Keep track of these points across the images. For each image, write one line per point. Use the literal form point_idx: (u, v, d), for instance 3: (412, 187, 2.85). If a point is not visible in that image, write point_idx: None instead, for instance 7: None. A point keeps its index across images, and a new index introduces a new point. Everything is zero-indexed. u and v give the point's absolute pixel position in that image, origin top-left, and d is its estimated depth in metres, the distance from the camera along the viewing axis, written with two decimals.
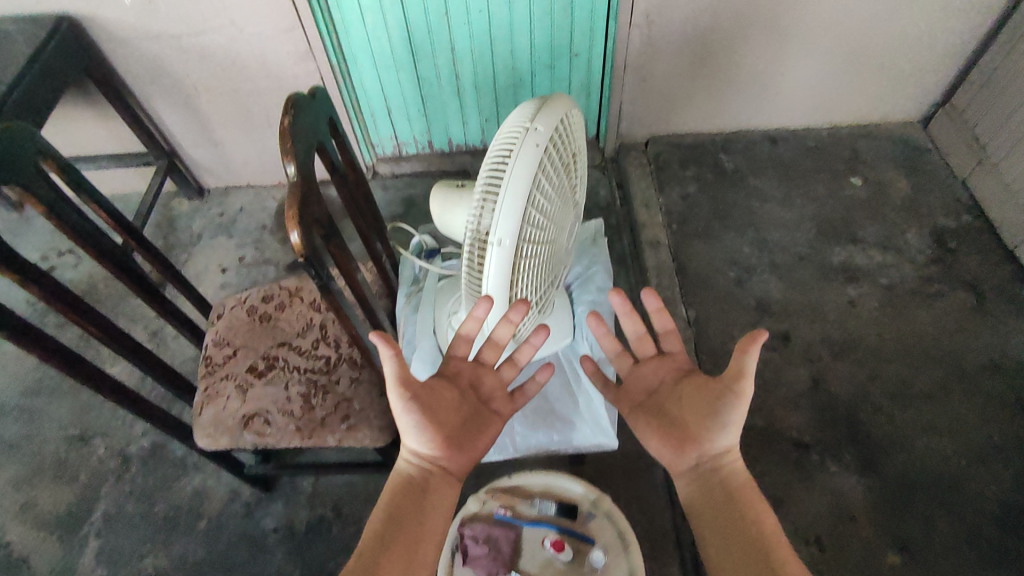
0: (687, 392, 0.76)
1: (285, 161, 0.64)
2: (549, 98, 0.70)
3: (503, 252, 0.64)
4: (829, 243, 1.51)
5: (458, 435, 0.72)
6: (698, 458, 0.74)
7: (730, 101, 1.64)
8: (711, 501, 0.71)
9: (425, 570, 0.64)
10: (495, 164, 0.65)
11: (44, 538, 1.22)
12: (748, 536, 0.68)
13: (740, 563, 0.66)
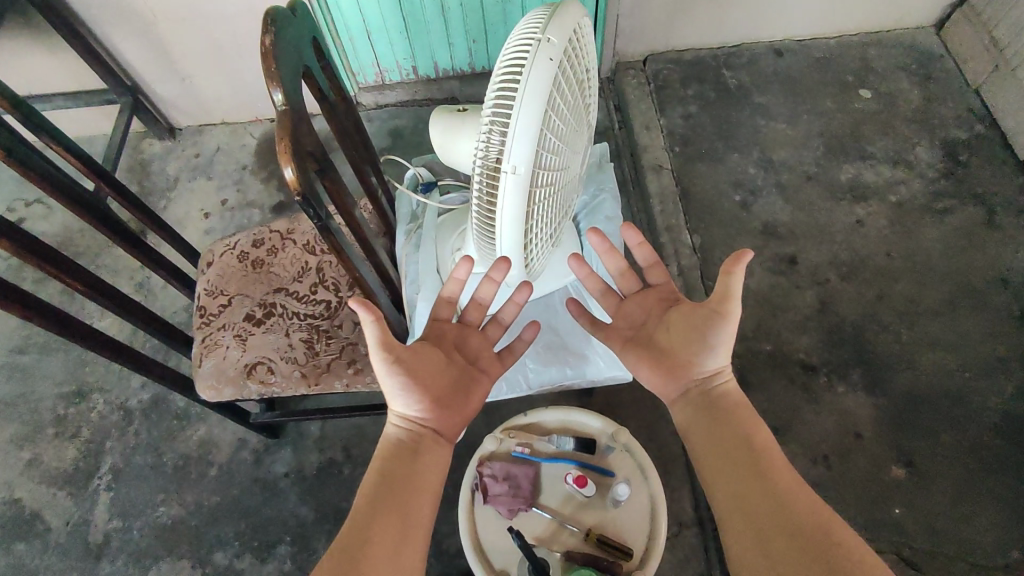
0: (675, 319, 0.72)
1: (271, 88, 0.56)
2: (557, 6, 0.64)
3: (519, 181, 0.60)
4: (836, 161, 1.46)
5: (447, 396, 0.70)
6: (688, 384, 0.72)
7: (735, 10, 1.53)
8: (703, 421, 0.69)
9: (421, 534, 0.62)
10: (506, 85, 0.60)
11: (54, 493, 1.21)
12: (743, 449, 0.65)
13: (736, 477, 0.64)
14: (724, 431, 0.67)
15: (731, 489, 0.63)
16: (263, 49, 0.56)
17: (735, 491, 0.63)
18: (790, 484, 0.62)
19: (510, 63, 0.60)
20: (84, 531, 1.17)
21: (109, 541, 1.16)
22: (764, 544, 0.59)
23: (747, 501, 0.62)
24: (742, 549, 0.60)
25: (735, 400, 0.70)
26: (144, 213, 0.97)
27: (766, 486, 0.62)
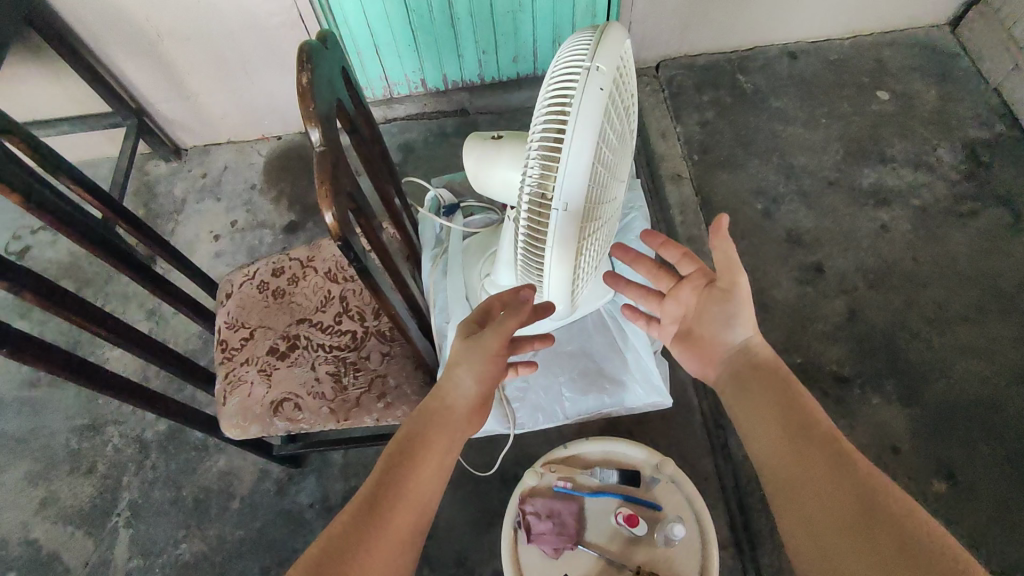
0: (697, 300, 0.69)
1: (308, 127, 0.54)
2: (603, 30, 0.61)
3: (571, 217, 0.58)
4: (857, 165, 1.43)
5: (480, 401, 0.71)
6: (724, 361, 0.67)
7: (748, 15, 1.51)
8: (749, 408, 0.62)
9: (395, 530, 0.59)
10: (552, 117, 0.58)
11: (71, 532, 1.17)
12: (787, 419, 0.59)
13: (783, 452, 0.57)
14: (772, 413, 0.60)
15: (784, 478, 0.56)
16: (299, 89, 0.54)
17: (785, 470, 0.56)
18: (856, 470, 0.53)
19: (555, 95, 0.58)
20: (104, 571, 1.14)
21: None
22: (826, 539, 0.51)
23: (798, 480, 0.55)
24: (799, 536, 0.53)
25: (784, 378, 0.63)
26: (162, 247, 0.93)
27: (824, 473, 0.54)
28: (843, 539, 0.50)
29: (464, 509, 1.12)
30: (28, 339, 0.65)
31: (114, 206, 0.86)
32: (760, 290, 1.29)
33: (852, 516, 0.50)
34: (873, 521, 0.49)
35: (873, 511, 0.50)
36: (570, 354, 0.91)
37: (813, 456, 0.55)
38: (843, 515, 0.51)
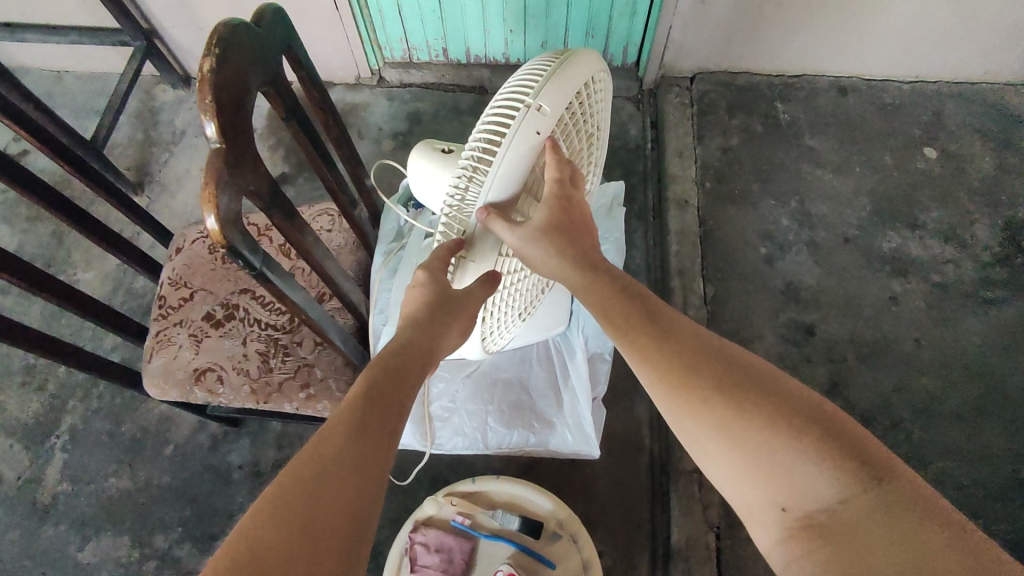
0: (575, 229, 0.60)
1: (203, 119, 0.48)
2: (568, 58, 0.55)
3: (487, 242, 0.56)
4: (882, 225, 1.32)
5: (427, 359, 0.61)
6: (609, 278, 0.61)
7: (800, 39, 1.38)
8: (607, 316, 0.59)
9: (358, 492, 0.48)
10: (489, 129, 0.53)
11: (10, 445, 1.20)
12: (641, 319, 0.57)
13: (669, 369, 0.54)
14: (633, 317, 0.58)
15: (665, 386, 0.54)
16: (200, 75, 0.48)
17: (681, 386, 0.53)
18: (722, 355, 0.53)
19: (498, 109, 0.54)
20: (33, 489, 1.16)
21: (56, 504, 1.14)
22: (723, 432, 0.50)
23: (687, 388, 0.53)
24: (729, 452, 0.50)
25: (625, 281, 0.61)
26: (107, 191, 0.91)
27: (702, 369, 0.53)
28: (740, 424, 0.50)
29: (386, 504, 1.10)
30: None
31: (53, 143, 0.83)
32: (742, 341, 1.22)
33: (740, 403, 0.50)
34: (759, 400, 0.50)
35: (753, 388, 0.51)
36: (505, 382, 0.86)
37: (688, 355, 0.54)
38: (732, 403, 0.50)
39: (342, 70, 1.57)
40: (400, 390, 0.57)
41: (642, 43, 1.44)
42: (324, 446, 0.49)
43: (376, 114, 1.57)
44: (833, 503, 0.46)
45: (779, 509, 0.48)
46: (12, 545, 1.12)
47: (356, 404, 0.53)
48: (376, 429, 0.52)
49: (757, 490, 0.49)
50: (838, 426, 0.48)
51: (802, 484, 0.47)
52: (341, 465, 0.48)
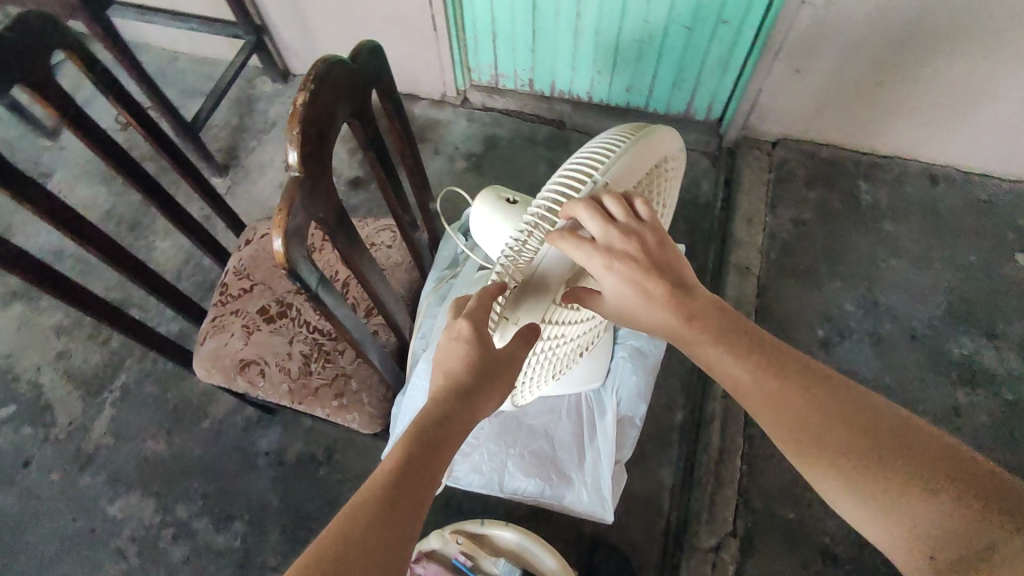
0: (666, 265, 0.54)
1: (288, 147, 0.51)
2: (647, 136, 0.56)
3: (535, 296, 0.53)
4: (955, 328, 1.24)
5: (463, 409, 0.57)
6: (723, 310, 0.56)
7: (896, 120, 1.33)
8: (721, 363, 0.54)
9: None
10: (556, 188, 0.54)
11: (69, 392, 1.28)
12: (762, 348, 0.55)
13: (791, 408, 0.52)
14: (752, 360, 0.54)
15: (791, 433, 0.52)
16: (293, 108, 0.51)
17: (804, 427, 0.52)
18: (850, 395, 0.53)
19: (566, 170, 0.55)
20: (80, 438, 1.23)
21: (97, 455, 1.22)
22: (856, 475, 0.50)
23: (811, 427, 0.52)
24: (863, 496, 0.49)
25: (740, 320, 0.56)
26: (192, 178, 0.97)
27: (832, 413, 0.52)
28: (875, 464, 0.49)
29: None
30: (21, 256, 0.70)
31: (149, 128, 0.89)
32: None
33: (873, 444, 0.50)
34: (892, 442, 0.50)
35: (886, 429, 0.51)
36: (530, 429, 0.86)
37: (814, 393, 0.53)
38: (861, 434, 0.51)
39: (429, 86, 1.63)
40: (438, 457, 0.55)
41: (729, 100, 1.42)
42: (353, 525, 0.49)
43: (454, 133, 1.61)
44: (987, 545, 0.44)
45: (925, 556, 0.47)
46: (51, 487, 1.19)
47: (390, 475, 0.52)
48: (408, 503, 0.51)
49: (899, 540, 0.48)
50: (976, 470, 0.47)
51: (947, 529, 0.46)
52: (368, 548, 0.48)
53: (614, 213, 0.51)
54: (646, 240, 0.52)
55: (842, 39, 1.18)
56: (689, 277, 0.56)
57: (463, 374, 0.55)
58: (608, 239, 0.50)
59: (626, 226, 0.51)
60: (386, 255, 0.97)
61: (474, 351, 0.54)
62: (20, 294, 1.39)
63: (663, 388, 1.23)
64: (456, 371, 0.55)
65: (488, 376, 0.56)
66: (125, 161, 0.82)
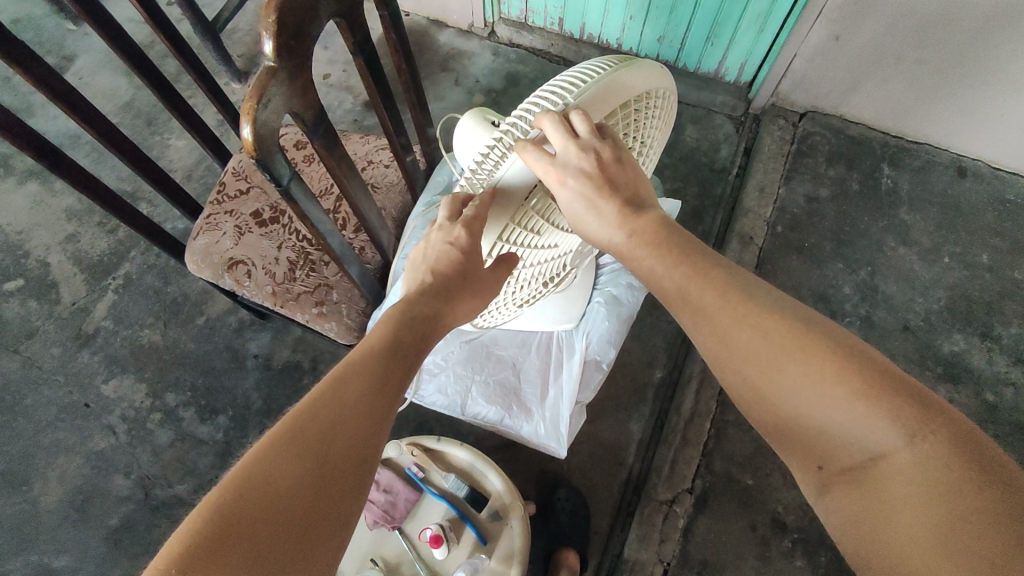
0: (617, 175, 0.53)
1: (263, 36, 0.51)
2: (635, 64, 0.53)
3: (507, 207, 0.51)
4: (950, 325, 1.22)
5: (444, 293, 0.58)
6: (654, 217, 0.56)
7: (931, 106, 1.28)
8: (654, 274, 0.55)
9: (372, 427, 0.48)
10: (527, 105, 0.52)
11: (75, 273, 1.33)
12: (687, 253, 0.54)
13: (705, 316, 0.52)
14: (678, 267, 0.53)
15: (705, 337, 0.52)
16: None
17: (718, 334, 0.51)
18: (764, 300, 0.50)
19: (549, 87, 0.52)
20: (82, 317, 1.29)
21: (96, 335, 1.27)
22: (761, 379, 0.48)
23: (724, 336, 0.50)
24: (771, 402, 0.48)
25: (681, 231, 0.56)
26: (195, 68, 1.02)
27: (741, 318, 0.49)
28: (778, 370, 0.47)
29: None
30: (25, 129, 0.72)
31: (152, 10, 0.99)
32: None
33: (776, 344, 0.47)
34: (793, 341, 0.46)
35: (793, 329, 0.47)
36: (498, 359, 0.88)
37: (729, 297, 0.51)
38: (766, 341, 0.47)
39: (457, 15, 1.59)
40: (420, 346, 0.57)
41: (762, 63, 1.36)
42: (342, 391, 0.48)
43: (477, 65, 1.58)
44: (875, 454, 0.42)
45: (814, 465, 0.46)
46: (52, 359, 1.25)
47: (376, 353, 0.53)
48: (393, 381, 0.52)
49: (794, 444, 0.48)
50: (888, 373, 0.43)
51: (838, 436, 0.44)
52: (357, 414, 0.47)
53: (581, 130, 0.48)
54: (604, 159, 0.51)
55: (890, 8, 1.11)
56: (642, 200, 0.57)
57: (450, 274, 0.57)
58: (568, 156, 0.48)
59: (600, 144, 0.50)
60: (382, 174, 0.98)
61: (467, 257, 0.56)
62: (36, 175, 1.43)
63: (645, 345, 1.24)
64: (447, 273, 0.57)
65: (463, 282, 0.58)
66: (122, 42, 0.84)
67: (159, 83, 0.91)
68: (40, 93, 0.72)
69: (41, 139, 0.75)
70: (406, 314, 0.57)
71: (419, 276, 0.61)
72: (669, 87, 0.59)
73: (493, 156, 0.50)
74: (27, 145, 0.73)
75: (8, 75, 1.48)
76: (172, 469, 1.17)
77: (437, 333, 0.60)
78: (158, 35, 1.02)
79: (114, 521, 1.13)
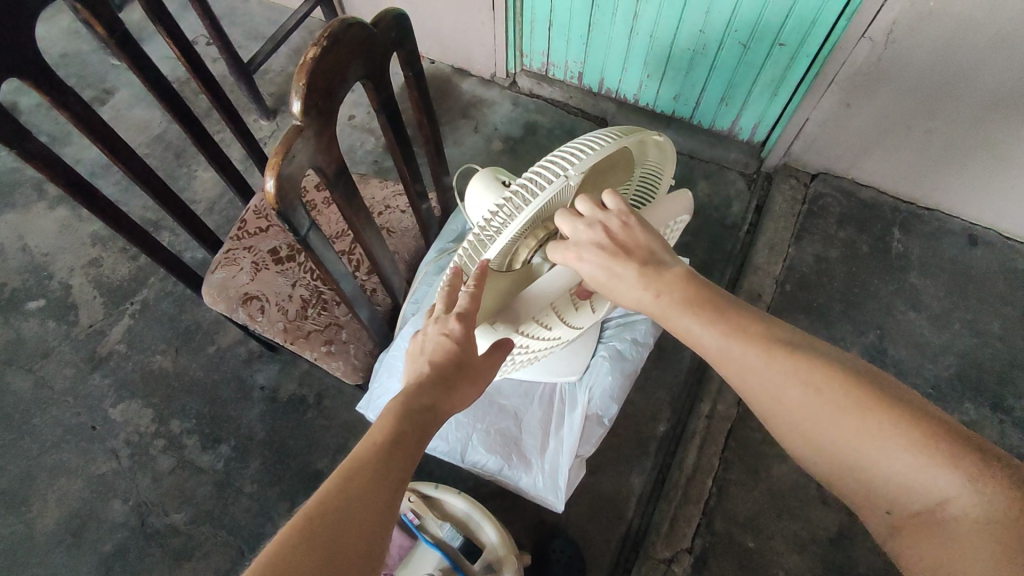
0: (635, 240, 0.56)
1: (293, 97, 0.54)
2: (659, 202, 0.68)
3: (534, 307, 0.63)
4: (961, 393, 1.21)
5: (441, 382, 0.58)
6: (696, 277, 0.56)
7: (939, 174, 1.30)
8: (692, 331, 0.54)
9: (366, 533, 0.46)
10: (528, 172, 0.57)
11: (94, 296, 1.37)
12: (732, 308, 0.54)
13: (752, 372, 0.51)
14: (717, 326, 0.53)
15: (753, 394, 0.52)
16: (304, 60, 0.54)
17: (764, 389, 0.51)
18: (810, 351, 0.50)
19: (553, 158, 0.56)
20: (96, 340, 1.32)
21: (109, 358, 1.30)
22: (811, 432, 0.48)
23: (770, 394, 0.50)
24: (829, 458, 0.48)
25: (714, 288, 0.56)
26: (226, 109, 1.06)
27: (786, 372, 0.49)
28: (826, 421, 0.47)
29: None
30: (65, 167, 0.76)
31: (191, 55, 1.03)
32: (759, 454, 1.17)
33: (821, 396, 0.48)
34: (839, 394, 0.47)
35: (841, 380, 0.48)
36: (501, 408, 0.89)
37: (771, 351, 0.51)
38: (808, 391, 0.48)
39: (480, 64, 1.65)
40: (422, 437, 0.56)
41: (775, 125, 1.39)
42: (347, 488, 0.48)
43: (496, 113, 1.63)
44: (936, 497, 0.42)
45: (881, 511, 0.45)
46: (63, 380, 1.27)
47: (376, 450, 0.52)
48: (397, 473, 0.52)
49: (855, 494, 0.47)
50: (934, 416, 0.44)
51: (897, 482, 0.44)
52: (360, 516, 0.47)
53: (583, 210, 0.57)
54: (615, 230, 0.56)
55: (898, 78, 1.14)
56: (664, 251, 0.57)
57: (447, 364, 0.58)
58: (579, 234, 0.56)
59: (605, 219, 0.57)
60: (398, 219, 1.01)
61: (463, 348, 0.58)
62: (67, 199, 1.48)
63: (649, 397, 1.23)
64: (445, 363, 0.58)
65: (460, 370, 0.59)
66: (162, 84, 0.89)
67: (193, 125, 0.96)
68: (84, 134, 0.76)
69: (77, 175, 0.78)
70: (408, 403, 0.56)
71: (418, 365, 0.59)
72: (660, 156, 0.66)
73: (500, 215, 0.55)
74: (66, 181, 0.77)
75: (50, 104, 1.55)
76: (171, 497, 1.17)
77: (438, 423, 0.58)
78: (195, 78, 1.06)
79: (108, 548, 1.13)
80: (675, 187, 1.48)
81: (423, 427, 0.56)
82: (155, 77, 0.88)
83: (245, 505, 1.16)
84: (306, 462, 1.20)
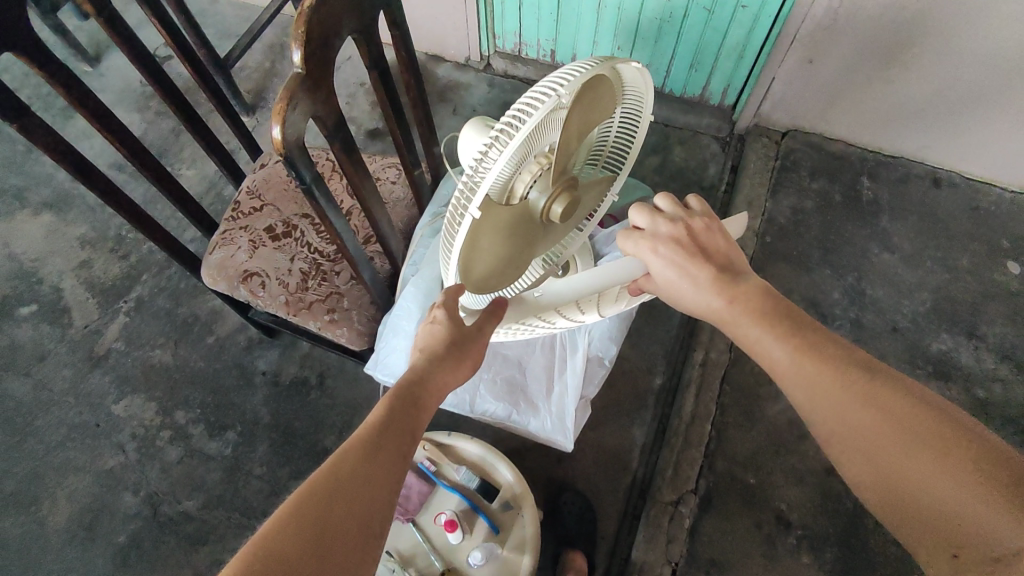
0: (710, 245, 0.63)
1: (293, 46, 0.57)
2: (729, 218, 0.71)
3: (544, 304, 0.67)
4: (938, 325, 1.27)
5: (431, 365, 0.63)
6: (769, 296, 0.61)
7: (899, 122, 1.37)
8: (761, 343, 0.59)
9: (362, 501, 0.51)
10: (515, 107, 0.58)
11: (87, 298, 1.37)
12: (804, 328, 0.59)
13: (817, 387, 0.55)
14: (786, 339, 0.58)
15: (815, 407, 0.56)
16: (300, 10, 0.57)
17: (824, 403, 0.55)
18: (882, 378, 0.53)
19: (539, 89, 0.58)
20: (93, 340, 1.32)
21: (107, 357, 1.30)
22: (869, 453, 0.52)
23: (830, 405, 0.54)
24: (885, 479, 0.51)
25: (783, 302, 0.61)
26: (212, 94, 1.08)
27: (851, 391, 0.53)
28: (886, 444, 0.50)
29: None
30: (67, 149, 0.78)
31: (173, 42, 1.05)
32: (753, 396, 1.21)
33: (884, 416, 0.51)
34: (903, 419, 0.50)
35: (907, 404, 0.51)
36: (504, 358, 0.92)
37: (839, 370, 0.55)
38: (868, 407, 0.52)
39: (454, 49, 1.68)
40: (415, 418, 0.60)
41: (743, 87, 1.45)
42: (342, 464, 0.52)
43: (474, 96, 1.67)
44: (990, 531, 0.44)
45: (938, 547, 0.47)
46: (62, 381, 1.27)
47: (371, 429, 0.56)
48: (391, 450, 0.56)
49: (908, 524, 0.50)
50: (1004, 455, 0.46)
51: (953, 514, 0.46)
52: (355, 489, 0.51)
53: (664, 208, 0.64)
54: (694, 231, 0.63)
55: (856, 31, 1.20)
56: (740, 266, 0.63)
57: (438, 347, 0.65)
58: (657, 227, 0.63)
59: (686, 218, 0.64)
60: (390, 190, 1.04)
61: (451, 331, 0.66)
62: (51, 205, 1.48)
63: (644, 353, 1.27)
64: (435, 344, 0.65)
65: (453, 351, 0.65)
66: (150, 69, 0.91)
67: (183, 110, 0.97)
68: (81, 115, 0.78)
69: (79, 157, 0.80)
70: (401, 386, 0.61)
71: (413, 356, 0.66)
72: (640, 84, 0.70)
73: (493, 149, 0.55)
74: (67, 164, 0.78)
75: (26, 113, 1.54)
76: (182, 485, 1.18)
77: (430, 406, 0.63)
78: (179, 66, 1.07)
79: (122, 539, 1.13)
80: (653, 154, 1.53)
81: (415, 409, 0.61)
82: (143, 62, 0.90)
83: (256, 487, 1.18)
84: (315, 441, 1.22)
